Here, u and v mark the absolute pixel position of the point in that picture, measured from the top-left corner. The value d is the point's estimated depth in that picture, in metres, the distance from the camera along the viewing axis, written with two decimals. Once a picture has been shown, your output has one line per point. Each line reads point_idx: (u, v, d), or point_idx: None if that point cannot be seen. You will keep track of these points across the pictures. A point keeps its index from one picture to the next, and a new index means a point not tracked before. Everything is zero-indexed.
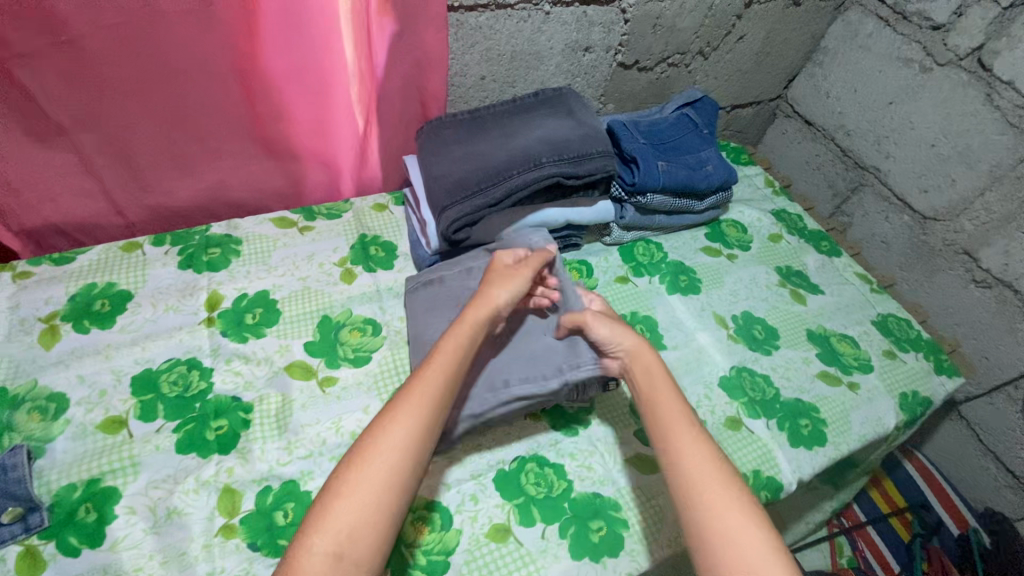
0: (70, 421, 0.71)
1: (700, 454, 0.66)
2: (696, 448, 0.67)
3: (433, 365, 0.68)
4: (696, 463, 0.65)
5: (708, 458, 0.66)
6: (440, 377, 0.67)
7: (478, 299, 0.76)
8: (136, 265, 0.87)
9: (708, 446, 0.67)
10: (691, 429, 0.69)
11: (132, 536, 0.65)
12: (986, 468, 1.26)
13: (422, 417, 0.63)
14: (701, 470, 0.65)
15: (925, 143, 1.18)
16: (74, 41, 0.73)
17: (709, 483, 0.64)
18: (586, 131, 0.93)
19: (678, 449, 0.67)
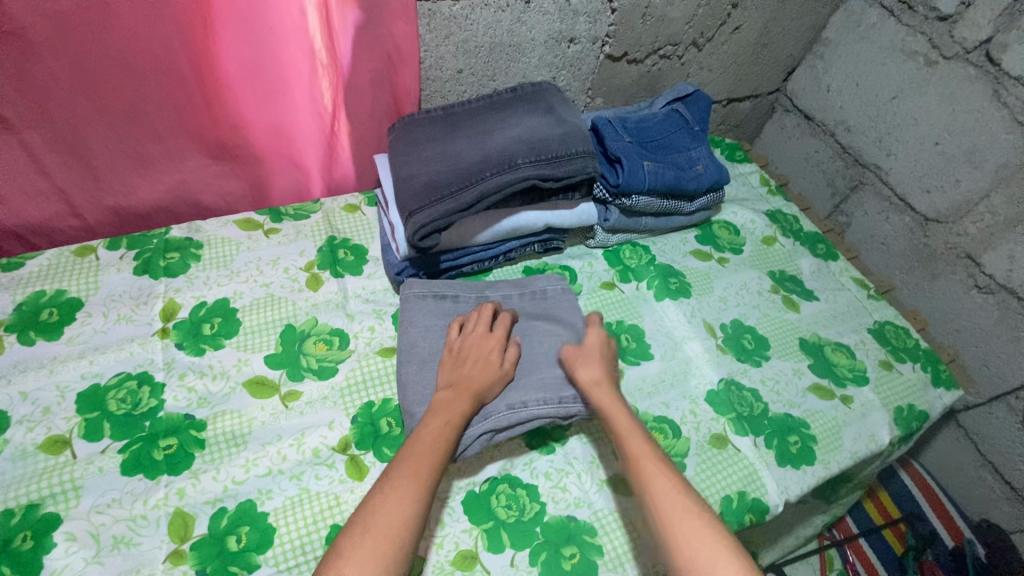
0: (8, 441, 0.67)
1: (678, 502, 0.62)
2: (673, 497, 0.63)
3: (433, 428, 0.67)
4: (675, 513, 0.61)
5: (687, 507, 0.62)
6: (445, 439, 0.66)
7: (459, 383, 0.72)
8: (89, 271, 0.83)
9: (686, 493, 0.63)
10: (665, 474, 0.65)
11: (72, 565, 0.60)
12: (983, 479, 1.22)
13: (431, 482, 0.62)
14: (682, 520, 0.61)
15: (928, 141, 1.12)
16: (18, 28, 0.67)
17: (691, 534, 0.60)
18: (567, 128, 0.87)
19: (655, 499, 0.63)
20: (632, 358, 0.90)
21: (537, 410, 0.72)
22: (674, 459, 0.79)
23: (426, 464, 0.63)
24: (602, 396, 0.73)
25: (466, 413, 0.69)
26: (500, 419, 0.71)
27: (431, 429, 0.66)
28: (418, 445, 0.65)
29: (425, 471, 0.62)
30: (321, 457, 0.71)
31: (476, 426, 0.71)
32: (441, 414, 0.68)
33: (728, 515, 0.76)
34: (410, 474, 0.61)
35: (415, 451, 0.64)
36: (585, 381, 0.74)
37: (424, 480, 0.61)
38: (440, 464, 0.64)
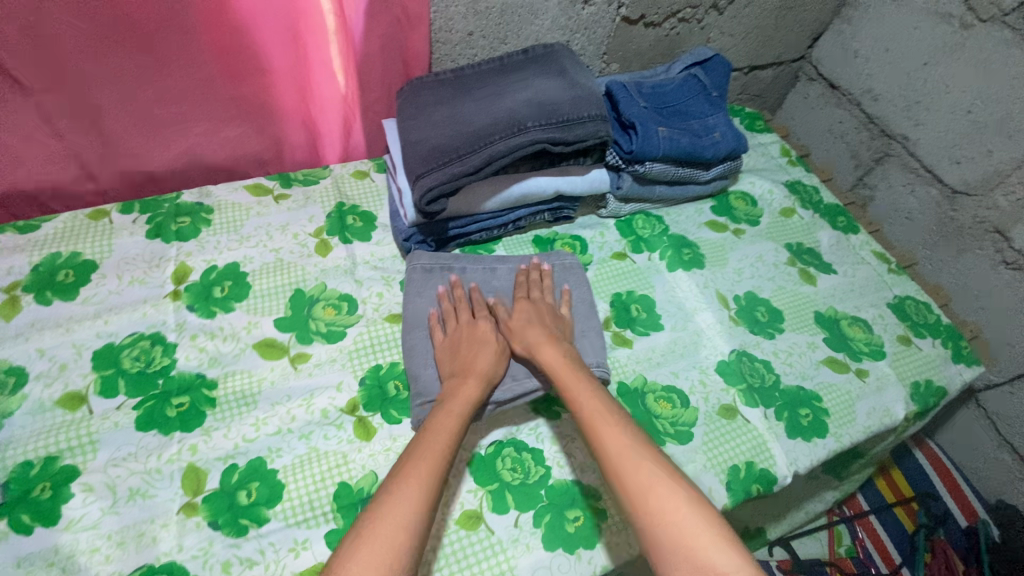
0: (27, 396, 0.68)
1: (630, 449, 0.62)
2: (624, 445, 0.62)
3: (441, 422, 0.65)
4: (627, 461, 0.61)
5: (639, 454, 0.61)
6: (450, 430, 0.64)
7: (469, 369, 0.71)
8: (103, 234, 0.84)
9: (636, 440, 0.63)
10: (614, 425, 0.65)
11: (89, 515, 0.62)
12: (1001, 460, 1.20)
13: (438, 472, 0.60)
14: (635, 466, 0.60)
15: (960, 109, 1.07)
16: None
17: (646, 480, 0.59)
18: (579, 92, 0.85)
19: (607, 450, 0.63)
20: (642, 328, 0.89)
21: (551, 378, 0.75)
22: (682, 428, 0.78)
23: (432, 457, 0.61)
24: (549, 354, 0.72)
25: (472, 403, 0.68)
26: (514, 391, 0.73)
27: (438, 422, 0.65)
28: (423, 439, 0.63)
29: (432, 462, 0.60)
30: (330, 418, 0.72)
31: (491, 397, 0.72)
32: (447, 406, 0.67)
33: (735, 485, 0.75)
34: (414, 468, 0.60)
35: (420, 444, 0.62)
36: (530, 344, 0.74)
37: (430, 471, 0.60)
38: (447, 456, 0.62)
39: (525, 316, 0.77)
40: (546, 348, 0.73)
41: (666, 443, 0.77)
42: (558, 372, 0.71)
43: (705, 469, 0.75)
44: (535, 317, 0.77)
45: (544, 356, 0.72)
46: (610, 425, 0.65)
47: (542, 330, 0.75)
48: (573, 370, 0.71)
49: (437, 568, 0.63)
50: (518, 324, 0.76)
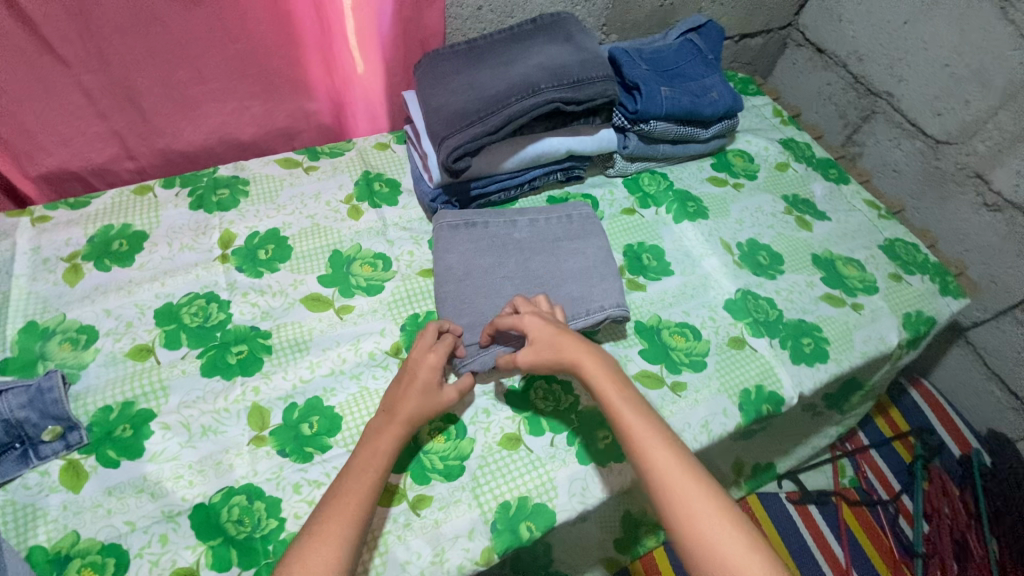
0: (100, 350, 0.75)
1: (684, 474, 0.62)
2: (674, 468, 0.62)
3: (353, 481, 0.62)
4: (681, 488, 0.61)
5: (691, 479, 0.62)
6: (363, 493, 0.61)
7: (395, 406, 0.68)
8: (150, 207, 0.89)
9: (689, 462, 0.63)
10: (666, 446, 0.64)
11: (169, 449, 0.68)
12: (991, 392, 1.28)
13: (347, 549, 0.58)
14: (689, 491, 0.61)
15: (939, 63, 1.13)
16: None
17: (700, 508, 0.60)
18: (586, 55, 0.92)
19: (658, 475, 0.62)
20: (654, 274, 0.96)
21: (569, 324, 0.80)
22: (696, 357, 0.86)
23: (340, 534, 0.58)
24: (590, 368, 0.71)
25: (393, 449, 0.65)
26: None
27: (355, 477, 0.62)
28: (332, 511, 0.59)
29: (341, 535, 0.58)
30: (377, 360, 0.79)
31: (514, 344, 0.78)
32: (367, 452, 0.64)
33: (746, 406, 0.82)
34: (321, 551, 0.56)
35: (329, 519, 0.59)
36: (568, 360, 0.71)
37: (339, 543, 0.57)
38: (361, 520, 0.60)
39: (545, 340, 0.72)
40: (585, 360, 0.71)
41: (682, 371, 0.84)
42: (602, 386, 0.69)
43: (719, 391, 0.83)
44: (556, 335, 0.73)
45: (587, 370, 0.70)
46: (665, 449, 0.64)
47: (572, 346, 0.72)
48: (616, 383, 0.69)
49: (485, 481, 0.70)
50: (541, 342, 0.72)
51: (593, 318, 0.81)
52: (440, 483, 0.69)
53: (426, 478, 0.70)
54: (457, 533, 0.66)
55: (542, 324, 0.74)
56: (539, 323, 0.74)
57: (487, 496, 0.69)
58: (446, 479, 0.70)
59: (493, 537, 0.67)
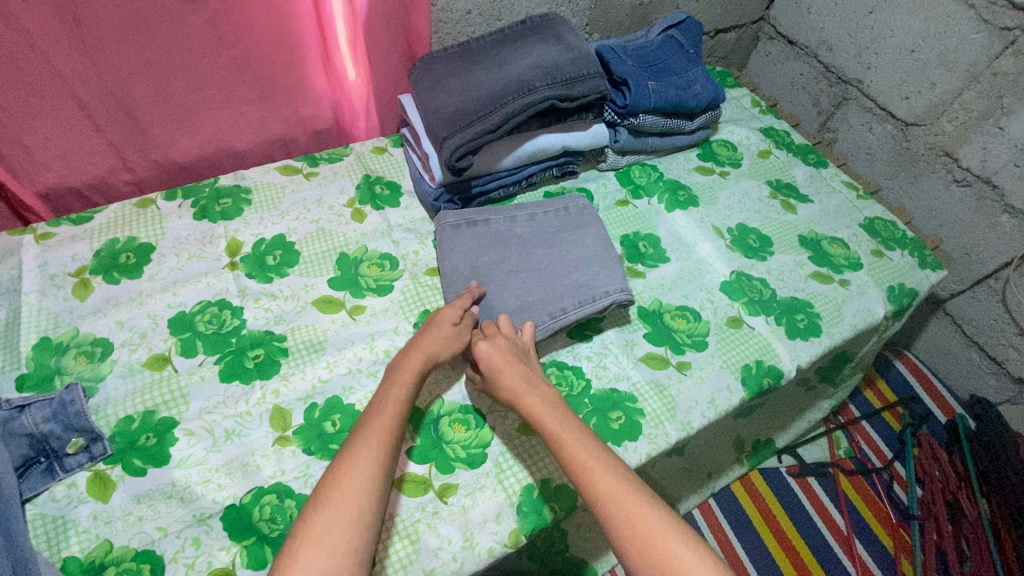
0: (116, 361, 0.75)
1: (632, 501, 0.60)
2: (622, 495, 0.60)
3: (379, 415, 0.65)
4: (631, 514, 0.59)
5: (642, 503, 0.60)
6: (390, 421, 0.65)
7: (414, 343, 0.74)
8: (154, 219, 0.90)
9: (638, 489, 0.61)
10: (613, 475, 0.62)
11: (195, 454, 0.69)
12: (972, 359, 1.35)
13: (378, 467, 0.60)
14: (640, 517, 0.59)
15: (905, 49, 1.19)
16: None
17: (655, 531, 0.58)
18: (576, 53, 0.95)
19: (606, 505, 0.60)
20: (652, 261, 0.99)
21: (577, 311, 0.83)
22: (697, 338, 0.90)
23: (370, 455, 0.61)
24: (531, 400, 0.70)
25: (415, 379, 0.70)
26: (547, 327, 0.82)
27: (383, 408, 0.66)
28: (359, 438, 0.63)
29: (375, 455, 0.61)
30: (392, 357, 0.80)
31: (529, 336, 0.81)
32: (389, 388, 0.69)
33: (748, 380, 0.86)
34: (346, 477, 0.59)
35: (357, 447, 0.62)
36: (513, 391, 0.71)
37: (369, 465, 0.60)
38: (393, 439, 0.63)
39: (490, 365, 0.72)
40: (525, 393, 0.70)
41: (686, 351, 0.88)
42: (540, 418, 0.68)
43: (722, 368, 0.87)
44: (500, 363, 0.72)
45: (528, 403, 0.69)
46: (607, 473, 0.62)
47: (514, 374, 0.72)
48: (557, 416, 0.68)
49: (508, 467, 0.73)
50: (493, 374, 0.72)
51: (601, 302, 0.83)
52: (464, 471, 0.71)
53: (449, 467, 0.72)
54: (485, 517, 0.69)
55: (494, 351, 0.73)
56: (491, 350, 0.73)
57: (511, 479, 0.72)
58: (470, 467, 0.72)
59: (520, 519, 0.69)
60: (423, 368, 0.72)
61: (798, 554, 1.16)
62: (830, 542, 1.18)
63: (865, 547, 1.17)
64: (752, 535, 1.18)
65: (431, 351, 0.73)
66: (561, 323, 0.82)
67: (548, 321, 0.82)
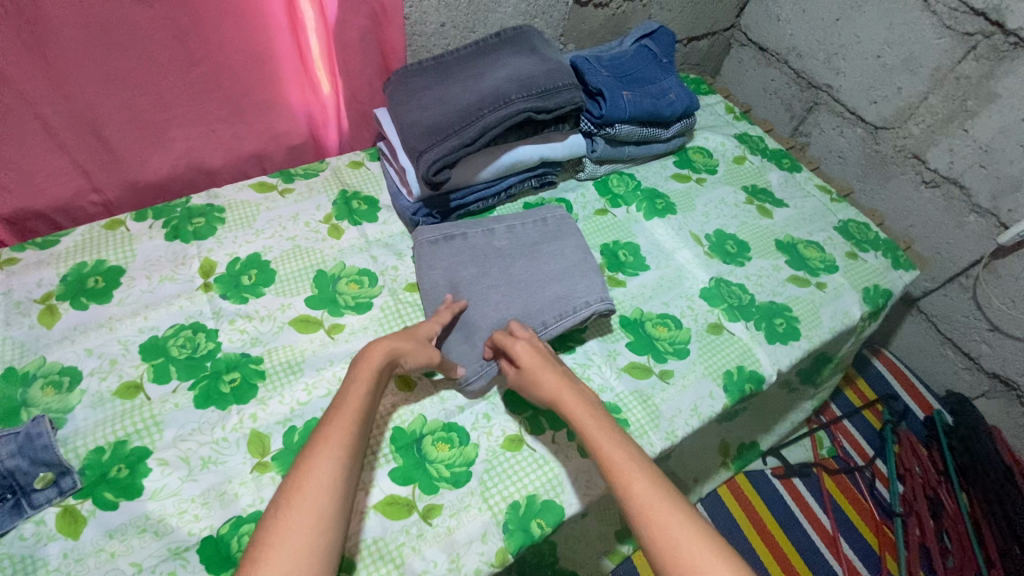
0: (85, 391, 0.73)
1: (665, 509, 0.59)
2: (659, 503, 0.59)
3: (339, 413, 0.64)
4: (667, 520, 0.58)
5: (677, 514, 0.59)
6: (351, 420, 0.64)
7: (381, 337, 0.73)
8: (123, 242, 0.87)
9: (674, 497, 0.60)
10: (653, 485, 0.61)
11: (169, 484, 0.67)
12: (946, 355, 1.38)
13: (340, 468, 0.60)
14: (673, 527, 0.58)
15: (872, 55, 1.22)
16: None
17: (683, 543, 0.57)
18: (551, 65, 0.95)
19: (643, 513, 0.59)
20: (632, 270, 1.00)
21: (558, 323, 0.82)
22: (679, 346, 0.90)
23: (332, 456, 0.60)
24: (569, 400, 0.70)
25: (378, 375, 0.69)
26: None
27: (343, 405, 0.65)
28: (320, 439, 0.62)
29: (337, 456, 0.60)
30: None
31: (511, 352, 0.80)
32: (349, 385, 0.67)
33: (730, 386, 0.87)
34: (311, 479, 0.58)
35: (318, 448, 0.60)
36: (547, 392, 0.71)
37: (331, 467, 0.59)
38: (354, 439, 0.62)
39: (529, 365, 0.73)
40: (563, 393, 0.71)
41: (668, 359, 0.88)
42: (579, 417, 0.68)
43: (703, 376, 0.87)
44: (538, 364, 0.73)
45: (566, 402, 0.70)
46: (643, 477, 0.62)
47: (553, 374, 0.73)
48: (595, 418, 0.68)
49: (493, 484, 0.72)
50: (530, 371, 0.73)
51: (582, 312, 0.83)
52: (449, 490, 0.70)
53: (433, 486, 0.71)
54: (471, 537, 0.68)
55: (530, 351, 0.74)
56: (526, 349, 0.75)
57: (496, 497, 0.71)
58: (454, 486, 0.71)
59: (506, 537, 0.68)
60: (385, 362, 0.70)
61: (786, 555, 1.17)
62: (817, 542, 1.19)
63: (850, 546, 1.19)
64: (739, 539, 1.19)
65: (398, 348, 0.72)
66: (542, 336, 0.81)
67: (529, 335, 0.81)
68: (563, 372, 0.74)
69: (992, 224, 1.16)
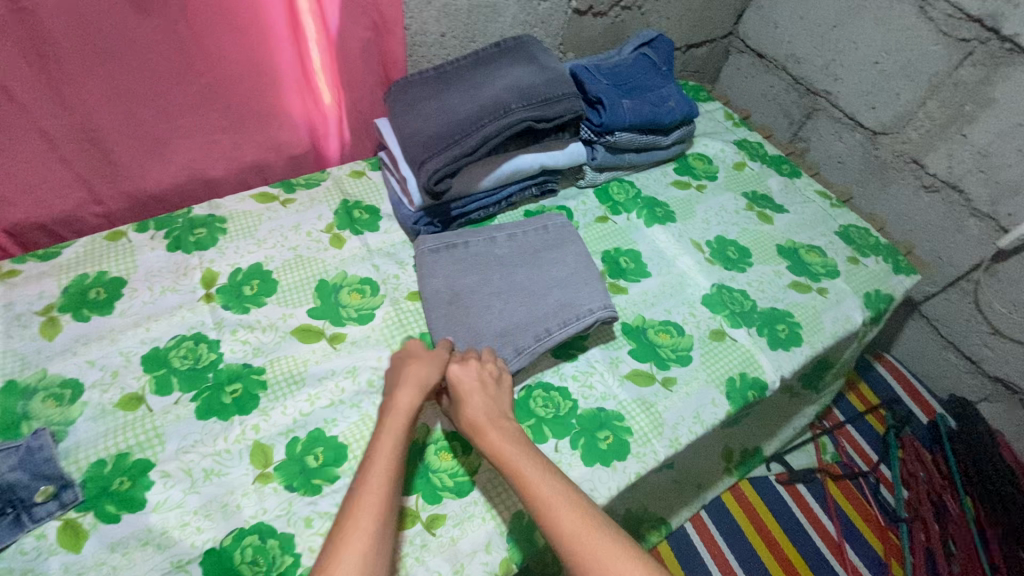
0: (87, 403, 0.72)
1: (597, 543, 0.57)
2: (589, 535, 0.58)
3: (376, 461, 0.62)
4: (599, 556, 0.56)
5: (609, 548, 0.57)
6: (388, 473, 0.61)
7: (402, 379, 0.72)
8: (125, 253, 0.87)
9: (601, 527, 0.58)
10: (578, 516, 0.59)
11: (171, 497, 0.67)
12: (948, 359, 1.37)
13: (382, 526, 0.57)
14: (606, 559, 0.56)
15: (869, 61, 1.23)
16: (30, 6, 0.69)
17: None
18: (551, 74, 0.96)
19: (571, 547, 0.57)
20: (634, 277, 1.00)
21: (561, 329, 0.82)
22: (681, 353, 0.90)
23: (374, 513, 0.57)
24: (491, 433, 0.68)
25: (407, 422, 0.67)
26: (532, 350, 0.81)
27: (376, 452, 0.63)
28: (358, 495, 0.59)
29: (379, 514, 0.57)
30: (375, 385, 0.79)
31: (513, 362, 0.80)
32: (382, 434, 0.65)
33: (734, 394, 0.87)
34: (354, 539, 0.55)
35: (358, 506, 0.57)
36: (472, 420, 0.69)
37: (374, 525, 0.56)
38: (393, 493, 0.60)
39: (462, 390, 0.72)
40: (488, 425, 0.69)
41: (671, 366, 0.88)
42: (504, 452, 0.65)
43: (706, 383, 0.87)
44: (472, 389, 0.72)
45: (488, 435, 0.68)
46: (571, 512, 0.59)
47: (481, 402, 0.71)
48: (522, 454, 0.65)
49: (496, 493, 0.72)
50: (461, 397, 0.71)
51: (585, 319, 0.83)
52: (452, 500, 0.70)
53: (437, 496, 0.70)
54: (475, 547, 0.67)
55: (466, 373, 0.73)
56: (462, 369, 0.74)
57: (500, 506, 0.71)
58: (457, 496, 0.71)
59: (510, 547, 0.68)
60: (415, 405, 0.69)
61: (791, 563, 1.16)
62: (822, 549, 1.19)
63: (856, 553, 1.18)
64: (744, 547, 1.18)
65: (424, 380, 0.72)
66: (544, 344, 0.81)
67: (532, 343, 0.81)
68: (493, 401, 0.72)
69: (992, 227, 1.16)
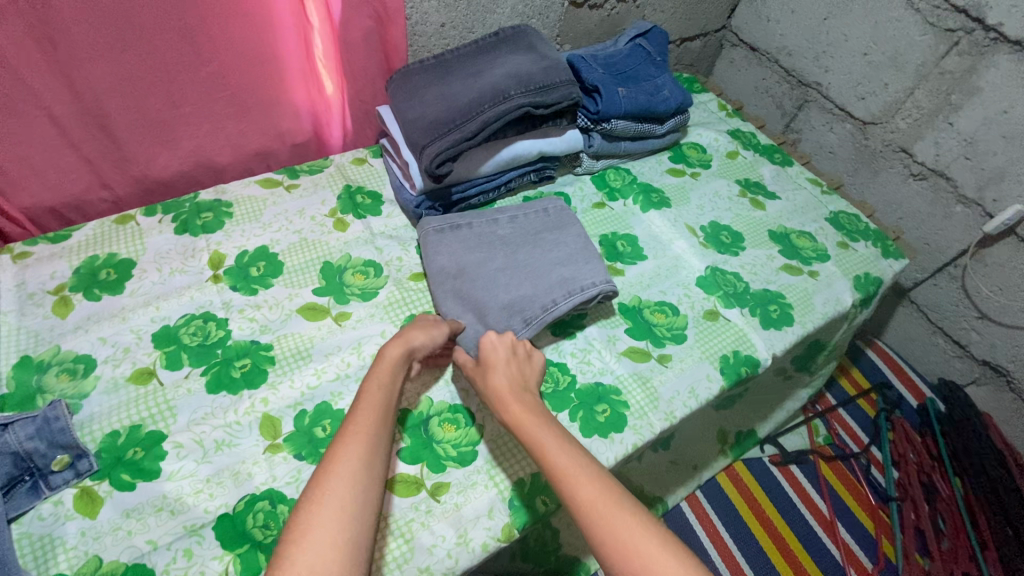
0: (100, 377, 0.75)
1: (611, 506, 0.60)
2: (605, 504, 0.60)
3: (362, 409, 0.65)
4: (615, 522, 0.58)
5: (624, 514, 0.59)
6: (373, 416, 0.65)
7: (395, 336, 0.75)
8: (134, 236, 0.89)
9: (618, 495, 0.61)
10: (596, 484, 0.61)
11: (185, 467, 0.69)
12: (937, 343, 1.41)
13: (364, 460, 0.60)
14: (621, 525, 0.58)
15: (859, 52, 1.26)
16: None
17: (637, 542, 0.57)
18: (548, 62, 0.98)
19: (588, 514, 0.59)
20: (630, 259, 1.03)
21: (564, 303, 0.85)
22: (677, 331, 0.93)
23: (358, 452, 0.60)
24: (513, 405, 0.70)
25: (393, 375, 0.71)
26: (539, 321, 0.83)
27: (364, 399, 0.66)
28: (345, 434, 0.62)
29: (360, 450, 0.61)
30: None
31: (521, 332, 0.82)
32: (371, 384, 0.69)
33: (728, 369, 0.89)
34: (332, 472, 0.58)
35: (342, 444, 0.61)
36: (496, 391, 0.72)
37: (354, 461, 0.59)
38: (377, 433, 0.63)
39: (498, 359, 0.75)
40: (509, 399, 0.71)
41: (666, 344, 0.91)
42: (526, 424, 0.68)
43: (701, 360, 0.90)
44: (504, 361, 0.75)
45: (510, 408, 0.70)
46: (587, 481, 0.62)
47: (502, 373, 0.74)
48: (544, 427, 0.68)
49: (499, 463, 0.74)
50: (486, 364, 0.75)
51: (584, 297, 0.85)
52: (456, 469, 0.73)
53: (441, 465, 0.73)
54: (478, 513, 0.70)
55: (497, 344, 0.77)
56: (496, 341, 0.77)
57: (502, 475, 0.73)
58: (461, 465, 0.73)
59: (512, 513, 0.70)
60: (401, 359, 0.72)
61: (785, 541, 1.19)
62: (813, 526, 1.22)
63: (847, 531, 1.21)
64: (739, 525, 1.21)
65: (411, 340, 0.74)
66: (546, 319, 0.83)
67: (536, 317, 0.83)
68: (521, 372, 0.76)
69: (978, 213, 1.20)
